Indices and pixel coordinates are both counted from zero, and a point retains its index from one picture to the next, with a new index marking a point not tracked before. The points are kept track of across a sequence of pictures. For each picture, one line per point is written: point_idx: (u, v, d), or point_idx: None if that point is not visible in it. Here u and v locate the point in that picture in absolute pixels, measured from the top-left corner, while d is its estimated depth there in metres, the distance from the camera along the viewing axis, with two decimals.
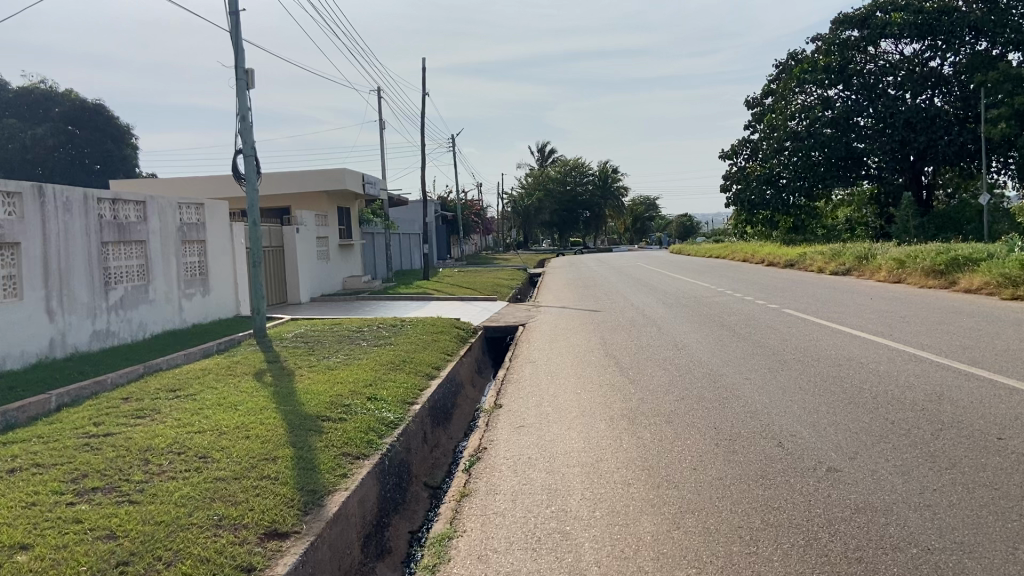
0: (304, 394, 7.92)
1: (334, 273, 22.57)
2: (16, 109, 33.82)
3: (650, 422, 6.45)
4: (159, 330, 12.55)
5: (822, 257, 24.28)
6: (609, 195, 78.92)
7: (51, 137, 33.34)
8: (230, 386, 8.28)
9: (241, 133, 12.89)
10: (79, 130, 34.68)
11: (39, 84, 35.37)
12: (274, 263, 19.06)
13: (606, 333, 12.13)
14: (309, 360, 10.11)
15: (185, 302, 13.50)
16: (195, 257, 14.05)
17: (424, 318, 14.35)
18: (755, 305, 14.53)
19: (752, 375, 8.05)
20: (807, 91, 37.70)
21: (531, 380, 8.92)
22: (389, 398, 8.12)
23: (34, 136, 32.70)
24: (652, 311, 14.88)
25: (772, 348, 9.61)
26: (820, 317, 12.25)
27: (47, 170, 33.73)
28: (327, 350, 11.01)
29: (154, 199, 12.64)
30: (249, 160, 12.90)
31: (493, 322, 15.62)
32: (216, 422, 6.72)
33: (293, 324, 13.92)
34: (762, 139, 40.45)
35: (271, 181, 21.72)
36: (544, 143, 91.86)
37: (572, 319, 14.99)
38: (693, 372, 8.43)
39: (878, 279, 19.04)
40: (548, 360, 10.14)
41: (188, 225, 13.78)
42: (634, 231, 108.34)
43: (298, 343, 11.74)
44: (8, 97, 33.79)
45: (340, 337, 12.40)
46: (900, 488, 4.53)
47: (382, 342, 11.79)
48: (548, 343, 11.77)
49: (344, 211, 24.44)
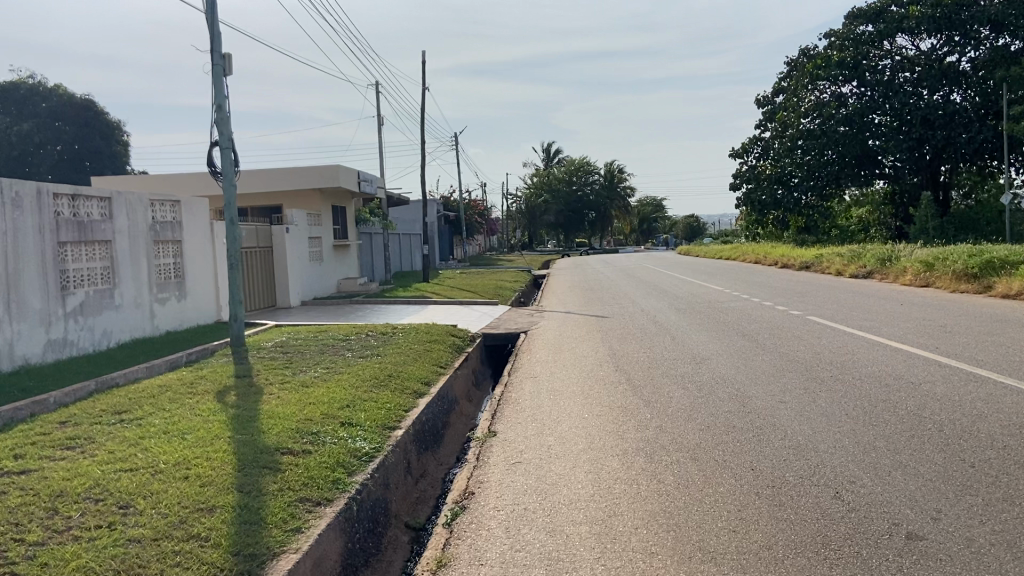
0: (267, 420, 6.83)
1: (328, 274, 21.52)
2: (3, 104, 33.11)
3: (671, 459, 5.35)
4: (126, 339, 11.51)
5: (840, 258, 23.16)
6: (615, 196, 77.62)
7: (37, 133, 32.55)
8: (185, 407, 7.21)
9: (218, 124, 11.87)
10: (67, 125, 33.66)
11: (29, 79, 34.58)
12: (261, 264, 18.00)
13: (615, 343, 11.03)
14: (282, 375, 8.99)
15: (157, 308, 12.44)
16: (169, 259, 13.00)
17: (418, 325, 13.30)
18: (777, 311, 13.40)
19: (787, 396, 6.97)
20: (819, 87, 36.54)
21: (531, 399, 7.85)
22: (366, 423, 7.02)
23: (20, 132, 32.07)
24: (664, 318, 13.81)
25: (805, 362, 8.50)
26: (852, 326, 11.13)
27: (35, 167, 33.00)
28: (306, 363, 9.90)
29: (121, 195, 11.61)
30: (227, 155, 11.87)
31: (492, 328, 14.55)
32: (153, 458, 5.64)
33: (275, 331, 12.84)
34: (773, 138, 39.39)
35: (260, 178, 20.66)
36: (546, 146, 87.68)
37: (578, 326, 13.88)
38: (717, 393, 7.33)
39: (903, 282, 17.93)
40: (551, 375, 9.07)
41: (161, 224, 12.73)
42: (640, 231, 107.39)
43: (276, 354, 10.68)
44: None
45: (323, 347, 11.28)
46: (1012, 567, 3.47)
47: (369, 353, 10.69)
48: (551, 354, 10.67)
49: (340, 210, 23.38)
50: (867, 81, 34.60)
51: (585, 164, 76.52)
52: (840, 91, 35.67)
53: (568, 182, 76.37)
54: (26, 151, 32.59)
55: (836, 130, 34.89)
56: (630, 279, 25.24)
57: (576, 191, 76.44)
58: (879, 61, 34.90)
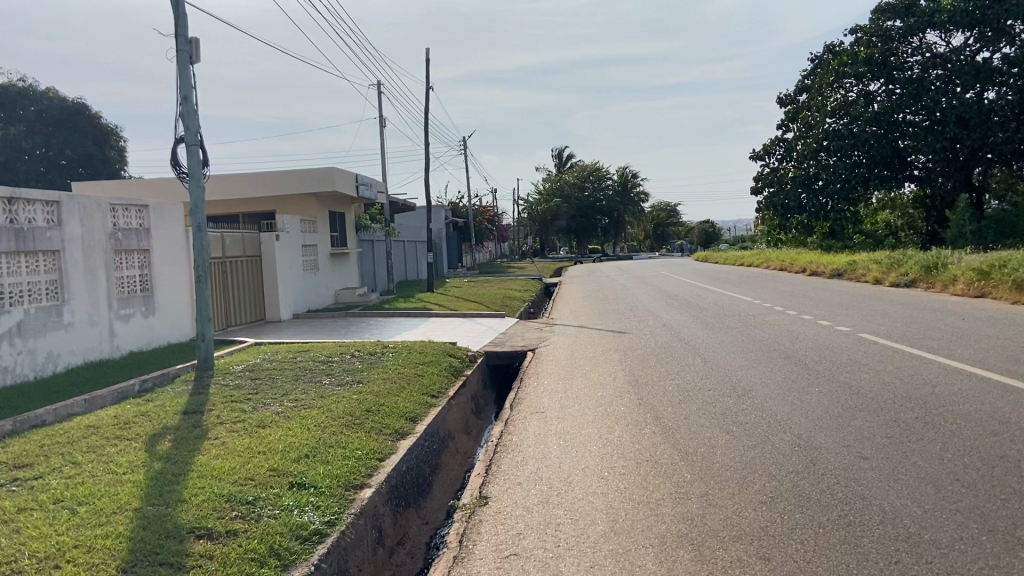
0: (197, 479, 5.33)
1: (324, 285, 20.08)
2: None
3: (729, 559, 3.81)
4: (78, 362, 10.04)
5: (877, 266, 21.51)
6: (630, 201, 76.17)
7: (24, 138, 31.47)
8: (101, 462, 5.71)
9: (182, 117, 10.41)
10: (56, 129, 32.55)
11: (20, 81, 33.50)
12: (249, 275, 16.51)
13: (637, 367, 9.52)
14: (240, 410, 7.48)
15: (119, 326, 10.99)
16: (134, 270, 11.53)
17: (413, 343, 11.82)
18: (821, 328, 11.82)
19: (869, 451, 5.44)
20: (845, 85, 34.86)
21: (536, 445, 6.34)
22: (324, 483, 5.45)
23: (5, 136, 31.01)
24: (691, 334, 12.28)
25: (874, 398, 6.96)
26: (914, 346, 9.58)
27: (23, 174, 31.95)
28: (272, 394, 8.36)
29: (73, 198, 10.15)
30: (194, 153, 10.42)
31: (496, 345, 13.07)
32: (16, 548, 4.13)
33: (251, 352, 11.36)
34: (796, 139, 37.68)
35: (252, 181, 19.23)
36: (557, 151, 85.13)
37: (593, 343, 12.35)
38: (774, 442, 5.80)
39: (953, 292, 16.31)
40: (564, 410, 7.55)
41: (124, 232, 11.27)
42: (653, 238, 105.46)
43: (245, 380, 9.23)
44: None
45: (299, 373, 9.73)
46: None
47: (350, 381, 9.14)
48: (561, 382, 9.09)
49: (338, 216, 21.95)
50: (895, 79, 32.76)
51: (598, 169, 75.01)
52: (868, 89, 33.90)
53: (581, 187, 74.58)
54: (12, 156, 31.51)
55: (865, 130, 33.14)
56: (648, 289, 23.71)
57: (590, 196, 74.71)
58: (908, 58, 33.18)
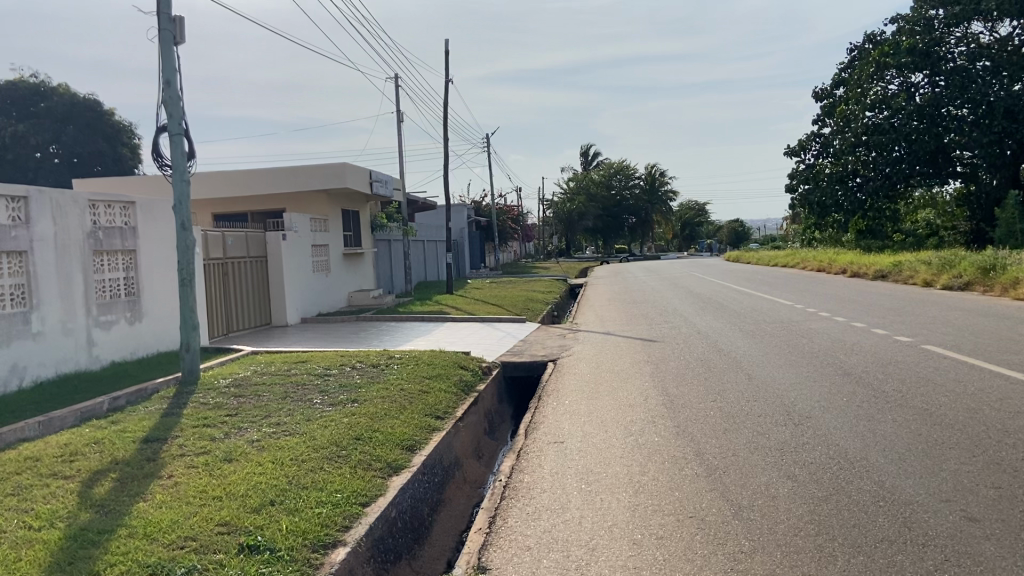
0: (126, 541, 4.24)
1: (336, 287, 19.10)
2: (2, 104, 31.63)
3: None
4: (48, 375, 9.10)
5: (925, 268, 20.09)
6: (657, 201, 74.66)
7: (34, 135, 30.99)
8: (19, 512, 4.67)
9: (165, 103, 9.42)
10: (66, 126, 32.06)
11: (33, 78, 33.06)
12: (253, 277, 15.50)
13: (672, 384, 8.38)
14: (210, 438, 6.44)
15: (99, 334, 10.03)
16: (118, 273, 10.57)
17: (421, 353, 10.74)
18: (877, 338, 10.53)
19: (979, 512, 4.27)
20: (886, 78, 33.16)
21: (553, 489, 5.23)
22: (285, 543, 4.35)
23: (14, 133, 30.51)
24: (729, 344, 11.08)
25: (964, 431, 5.78)
26: (991, 361, 8.33)
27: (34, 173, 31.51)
28: (252, 417, 7.28)
29: (43, 193, 9.18)
30: (179, 144, 9.45)
31: (513, 354, 11.95)
32: None
33: (244, 362, 10.33)
34: (834, 134, 36.09)
35: (260, 177, 18.22)
36: (584, 150, 83.77)
37: (621, 354, 11.17)
38: (854, 495, 4.62)
39: (1015, 297, 14.94)
40: (587, 440, 6.43)
41: (106, 230, 10.31)
42: (682, 237, 103.64)
43: (228, 398, 8.21)
44: None
45: (289, 389, 8.64)
46: None
47: (344, 400, 8.04)
48: (585, 401, 7.92)
49: (352, 214, 20.95)
50: (941, 71, 31.04)
51: (626, 167, 73.48)
52: (910, 81, 32.25)
53: (607, 186, 73.13)
54: (22, 155, 31.05)
55: (909, 126, 31.73)
56: (678, 291, 22.47)
57: (617, 195, 73.28)
58: (953, 49, 31.44)
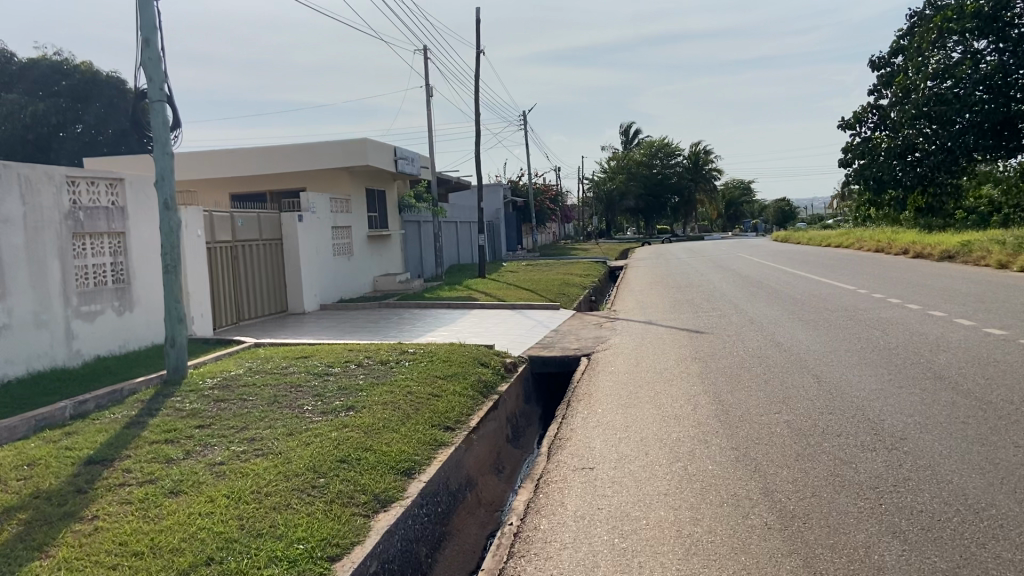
0: None
1: (359, 270, 18.03)
2: (21, 82, 31.27)
3: None
4: (18, 373, 8.12)
5: (1000, 248, 18.29)
6: (701, 179, 72.48)
7: (55, 115, 30.53)
8: None
9: (144, 66, 8.37)
10: (87, 105, 31.82)
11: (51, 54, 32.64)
12: (266, 261, 14.44)
13: (727, 390, 7.04)
14: (164, 459, 5.33)
15: (79, 325, 9.03)
16: (103, 258, 9.57)
17: (438, 348, 9.52)
18: (964, 331, 9.06)
19: None
20: (948, 45, 30.86)
21: (575, 544, 3.98)
22: None
23: (35, 113, 29.93)
24: (788, 337, 9.68)
25: None
26: None
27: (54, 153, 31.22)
28: (225, 429, 6.15)
29: (9, 169, 8.17)
30: (161, 111, 8.38)
31: (542, 347, 10.69)
32: None
33: (241, 358, 9.25)
34: (891, 106, 33.85)
35: (276, 155, 17.14)
36: (624, 128, 81.71)
37: (665, 348, 9.85)
38: None
39: None
40: (622, 466, 5.14)
41: (88, 210, 9.30)
42: (726, 217, 101.00)
43: (208, 404, 7.12)
44: (13, 69, 31.27)
45: (281, 391, 7.51)
46: None
47: (339, 407, 6.86)
48: (621, 411, 6.64)
49: (378, 193, 19.82)
50: (1008, 37, 28.78)
51: (668, 144, 71.47)
52: (975, 48, 29.89)
53: (649, 165, 71.23)
54: (44, 135, 30.62)
55: (973, 96, 29.44)
56: (725, 274, 20.97)
57: (658, 173, 71.33)
58: None
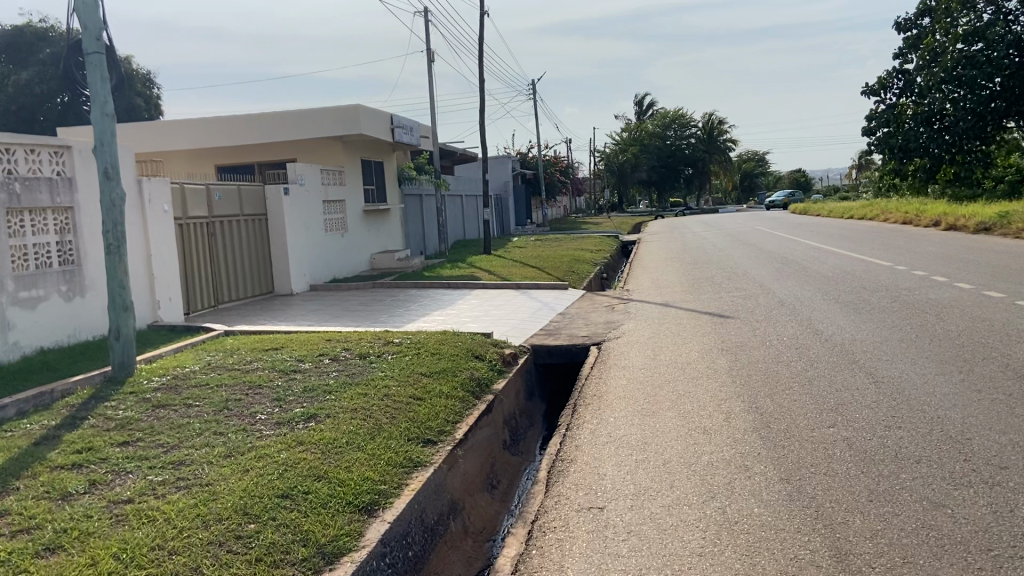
0: None
1: (353, 246, 16.85)
2: (6, 52, 30.44)
3: None
4: None
5: None
6: (716, 150, 70.81)
7: (38, 84, 29.49)
8: None
9: (77, 11, 7.16)
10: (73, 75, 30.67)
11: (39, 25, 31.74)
12: (248, 237, 13.28)
13: (766, 394, 5.81)
14: (56, 497, 4.18)
15: (17, 313, 7.92)
16: (48, 236, 8.43)
17: (427, 339, 8.33)
18: None
19: None
20: (978, 5, 29.17)
21: None
22: None
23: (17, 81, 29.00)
24: (826, 323, 8.45)
25: None
26: None
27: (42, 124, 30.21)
28: (152, 447, 5.03)
29: None
30: (98, 64, 7.17)
31: (546, 334, 9.51)
32: None
33: (202, 350, 8.11)
34: (918, 70, 32.19)
35: (262, 123, 15.91)
36: (637, 99, 80.01)
37: (684, 336, 8.64)
38: None
39: None
40: (642, 508, 3.93)
41: (27, 182, 8.15)
42: (740, 189, 99.00)
43: (146, 410, 5.98)
44: None
45: (236, 394, 6.37)
46: None
47: (298, 416, 5.72)
48: (636, 421, 5.44)
49: (375, 165, 18.59)
50: None
51: (682, 115, 69.88)
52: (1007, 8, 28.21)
53: (662, 136, 69.66)
54: (27, 105, 29.62)
55: (1005, 58, 27.81)
56: (746, 249, 19.68)
57: (672, 144, 69.80)
58: None
